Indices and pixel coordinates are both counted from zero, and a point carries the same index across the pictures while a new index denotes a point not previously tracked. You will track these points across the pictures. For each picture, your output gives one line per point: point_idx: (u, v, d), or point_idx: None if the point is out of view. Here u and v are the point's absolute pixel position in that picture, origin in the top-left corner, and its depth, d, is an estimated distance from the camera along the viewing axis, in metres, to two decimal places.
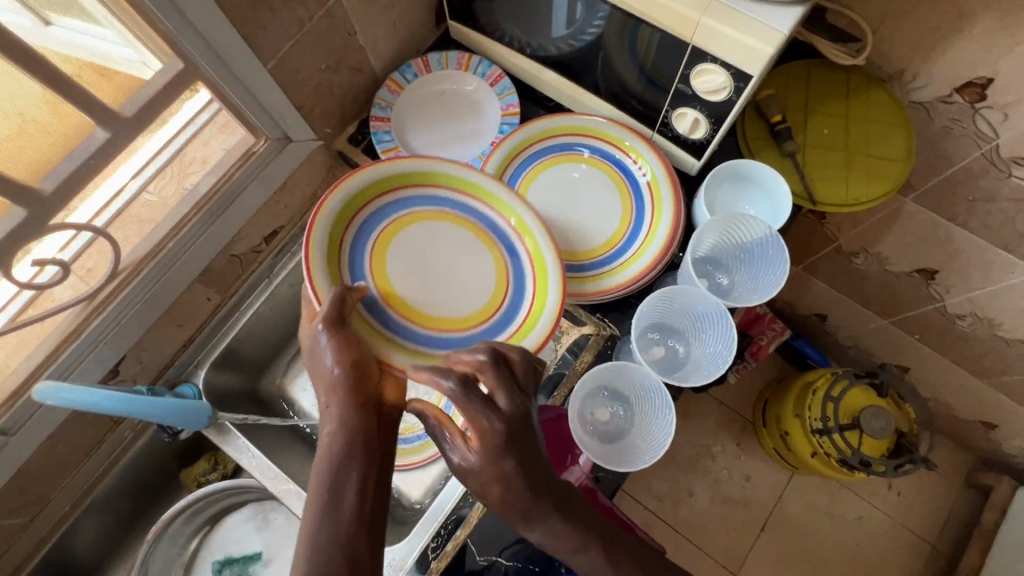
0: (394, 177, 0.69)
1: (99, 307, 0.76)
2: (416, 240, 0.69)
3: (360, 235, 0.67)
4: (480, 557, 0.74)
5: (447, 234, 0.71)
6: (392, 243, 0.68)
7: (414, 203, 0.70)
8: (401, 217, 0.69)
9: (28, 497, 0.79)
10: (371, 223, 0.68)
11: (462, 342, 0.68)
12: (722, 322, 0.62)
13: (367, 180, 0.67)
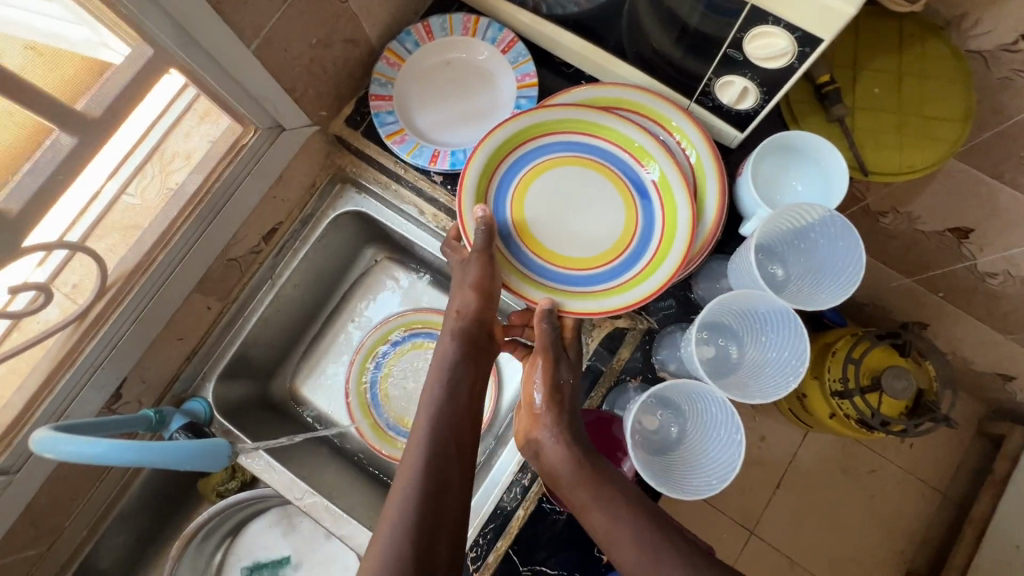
0: (533, 126, 0.70)
1: (90, 329, 0.69)
2: (552, 185, 0.71)
3: (503, 184, 0.71)
4: (524, 567, 0.70)
5: (582, 177, 0.71)
6: (531, 189, 0.71)
7: (554, 147, 0.71)
8: (537, 165, 0.71)
9: (41, 529, 0.75)
10: (516, 167, 0.71)
11: (592, 279, 0.70)
12: (791, 329, 0.57)
13: (508, 130, 0.69)
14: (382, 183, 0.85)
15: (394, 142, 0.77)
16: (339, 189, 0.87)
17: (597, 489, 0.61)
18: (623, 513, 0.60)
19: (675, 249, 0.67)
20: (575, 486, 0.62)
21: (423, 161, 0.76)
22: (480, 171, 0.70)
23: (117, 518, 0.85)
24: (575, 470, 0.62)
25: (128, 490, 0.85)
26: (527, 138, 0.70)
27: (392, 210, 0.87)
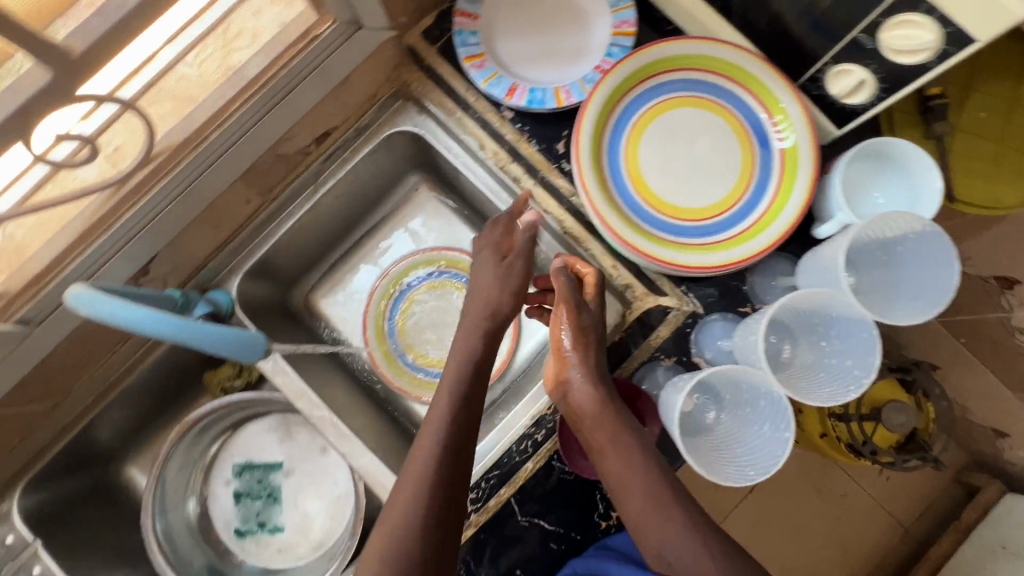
0: (640, 69, 0.67)
1: (128, 198, 0.67)
2: (663, 131, 0.68)
3: (614, 136, 0.68)
4: (521, 518, 0.69)
5: (693, 122, 0.68)
6: (643, 136, 0.68)
7: (659, 92, 0.68)
8: (645, 111, 0.68)
9: (52, 387, 0.75)
10: (624, 117, 0.68)
11: (715, 229, 0.65)
12: (867, 344, 0.55)
13: (619, 75, 0.66)
14: (447, 109, 0.80)
15: (472, 66, 0.72)
16: (400, 105, 0.82)
17: (615, 436, 0.60)
18: (637, 466, 0.59)
19: (795, 197, 0.64)
20: (592, 431, 0.61)
21: (499, 92, 0.71)
22: (598, 110, 0.66)
23: (120, 395, 0.84)
24: (592, 416, 0.61)
25: (137, 368, 0.84)
26: (645, 78, 0.67)
27: (450, 137, 0.82)
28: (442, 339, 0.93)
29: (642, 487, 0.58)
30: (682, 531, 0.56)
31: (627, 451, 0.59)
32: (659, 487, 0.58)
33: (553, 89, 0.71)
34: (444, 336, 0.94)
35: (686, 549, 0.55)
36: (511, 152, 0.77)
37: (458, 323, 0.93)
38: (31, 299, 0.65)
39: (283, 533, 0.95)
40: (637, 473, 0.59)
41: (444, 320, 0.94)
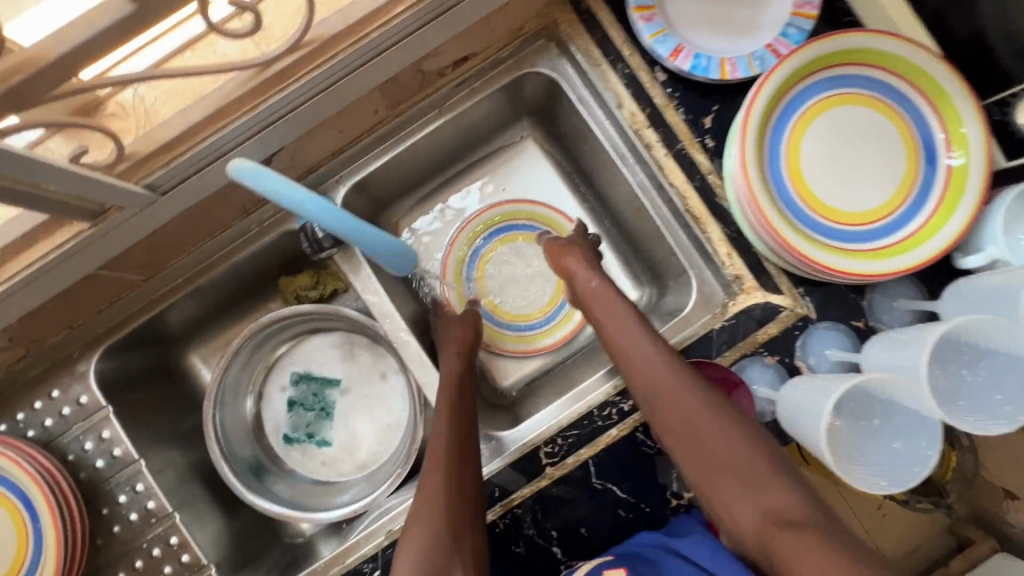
0: (823, 56, 0.62)
1: (275, 81, 0.63)
2: (828, 125, 0.64)
3: (779, 121, 0.64)
4: (596, 480, 0.70)
5: (860, 121, 0.64)
6: (807, 128, 0.64)
7: (833, 85, 0.64)
8: (814, 102, 0.64)
9: (150, 259, 0.74)
10: (793, 104, 0.64)
11: (862, 237, 0.63)
12: None
13: (802, 57, 0.62)
14: (593, 59, 0.76)
15: (640, 18, 0.70)
16: (542, 45, 0.79)
17: (615, 315, 0.71)
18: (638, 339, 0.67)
19: (954, 219, 0.61)
20: (603, 316, 0.72)
21: (663, 50, 0.69)
22: (777, 85, 0.62)
23: (198, 287, 0.81)
24: (609, 312, 0.72)
25: (224, 263, 0.81)
26: (831, 64, 0.63)
27: (587, 88, 0.78)
28: (522, 291, 0.92)
29: (643, 358, 0.66)
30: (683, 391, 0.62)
31: (627, 328, 0.69)
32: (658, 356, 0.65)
33: (719, 59, 0.68)
34: (522, 290, 0.92)
35: (677, 398, 0.62)
36: (653, 116, 0.74)
37: (540, 275, 0.92)
38: (164, 165, 0.62)
39: (330, 447, 0.96)
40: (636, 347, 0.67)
41: (524, 271, 0.92)
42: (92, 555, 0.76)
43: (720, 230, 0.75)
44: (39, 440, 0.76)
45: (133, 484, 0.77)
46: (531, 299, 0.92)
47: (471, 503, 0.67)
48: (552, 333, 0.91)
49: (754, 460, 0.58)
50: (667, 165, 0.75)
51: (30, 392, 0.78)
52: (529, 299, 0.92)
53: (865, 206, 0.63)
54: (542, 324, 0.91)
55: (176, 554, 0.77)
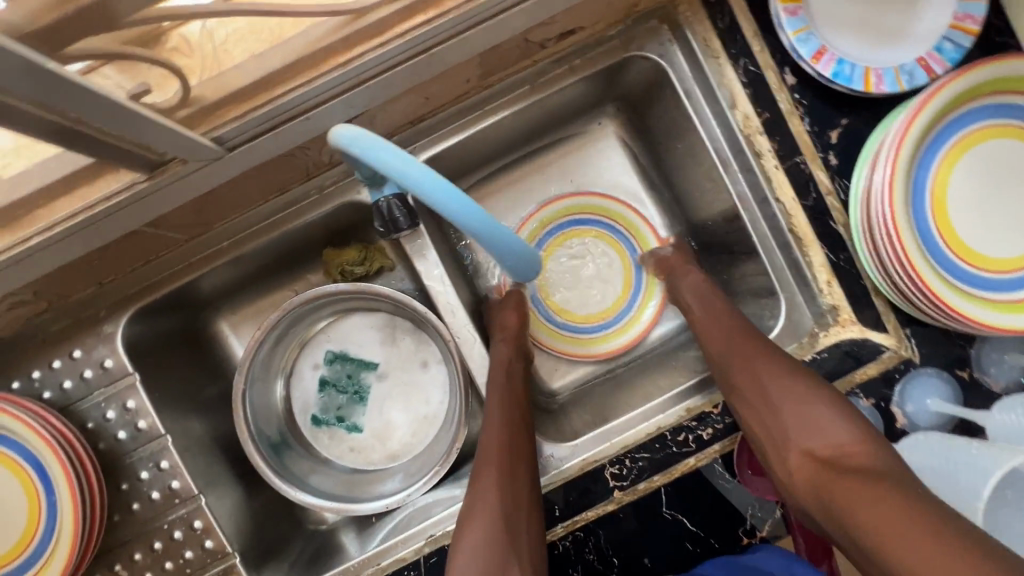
0: (994, 80, 0.56)
1: (373, 34, 0.54)
2: (983, 159, 0.58)
3: (930, 148, 0.58)
4: (664, 510, 0.66)
5: (1018, 159, 0.58)
6: (959, 158, 0.58)
7: (995, 115, 0.57)
8: (973, 130, 0.57)
9: (198, 218, 0.66)
10: (950, 130, 0.57)
11: (998, 285, 0.58)
12: None
13: (973, 79, 0.55)
14: (711, 49, 0.68)
15: (784, 9, 0.63)
16: (654, 27, 0.70)
17: (716, 319, 0.69)
18: (738, 344, 0.65)
19: None
20: (703, 320, 0.71)
21: (805, 50, 0.62)
22: (942, 107, 0.55)
23: (243, 253, 0.74)
24: (708, 317, 0.70)
25: (276, 230, 0.73)
26: (1001, 91, 0.57)
27: (698, 80, 0.70)
28: (584, 292, 0.86)
29: (746, 363, 0.64)
30: (789, 397, 0.60)
31: (725, 334, 0.67)
32: (761, 360, 0.63)
33: (864, 68, 0.62)
34: (583, 291, 0.86)
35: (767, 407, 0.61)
36: (771, 121, 0.67)
37: (604, 276, 0.86)
38: (238, 116, 0.54)
39: (360, 433, 0.90)
40: (735, 353, 0.65)
41: (588, 269, 0.86)
42: (108, 532, 0.70)
43: (825, 256, 0.68)
44: (56, 403, 0.69)
45: (157, 460, 0.71)
46: (593, 301, 0.86)
47: (528, 498, 0.63)
48: (614, 339, 0.84)
49: (870, 465, 0.53)
50: (777, 178, 0.68)
51: (49, 349, 0.70)
52: (590, 301, 0.86)
53: (1005, 252, 0.58)
54: (603, 328, 0.85)
55: (198, 539, 0.71)
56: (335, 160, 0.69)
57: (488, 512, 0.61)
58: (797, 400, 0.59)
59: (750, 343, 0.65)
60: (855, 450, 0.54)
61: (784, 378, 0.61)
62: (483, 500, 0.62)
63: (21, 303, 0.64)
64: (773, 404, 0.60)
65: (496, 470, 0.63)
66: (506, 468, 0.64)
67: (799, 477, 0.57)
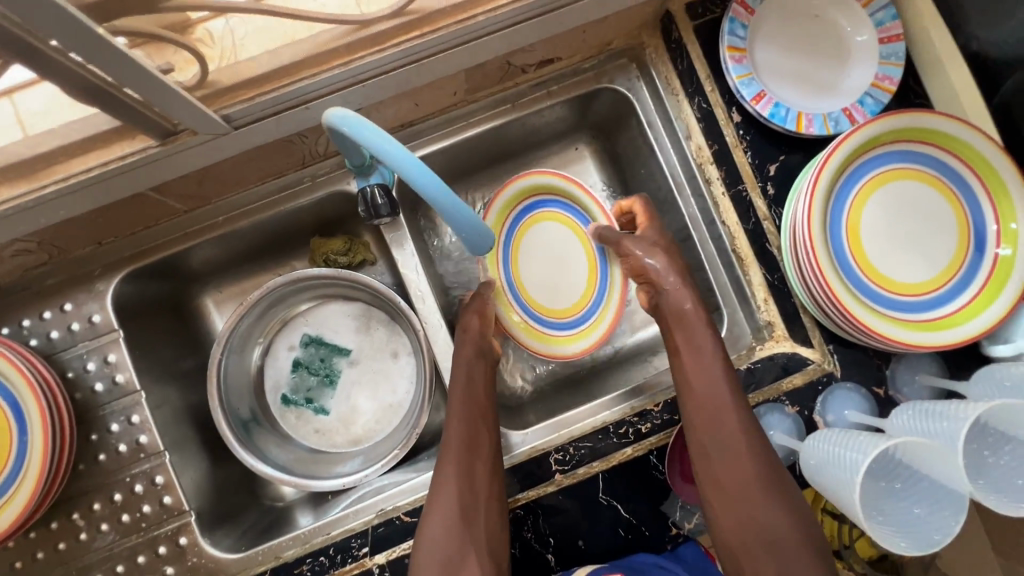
0: (898, 130, 0.65)
1: (374, 42, 0.63)
2: (890, 196, 0.67)
3: (847, 184, 0.66)
4: (601, 495, 0.70)
5: (920, 199, 0.67)
6: (870, 196, 0.67)
7: (900, 161, 0.66)
8: (881, 172, 0.66)
9: (198, 190, 0.72)
10: (863, 170, 0.66)
11: (903, 306, 0.65)
12: None
13: (880, 128, 0.64)
14: (672, 86, 0.78)
15: (731, 58, 0.72)
16: (624, 64, 0.80)
17: (691, 341, 0.69)
18: (709, 371, 0.67)
19: (995, 308, 0.63)
20: (678, 338, 0.71)
21: (748, 92, 0.72)
22: (854, 150, 0.64)
23: (236, 229, 0.80)
24: (684, 334, 0.70)
25: (270, 210, 0.80)
26: (905, 138, 0.65)
27: (659, 112, 0.80)
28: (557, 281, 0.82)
29: (715, 395, 0.66)
30: (737, 436, 0.63)
31: (698, 358, 0.68)
32: (727, 397, 0.65)
33: (797, 111, 0.71)
34: (556, 282, 0.82)
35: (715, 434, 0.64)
36: (719, 152, 0.76)
37: (573, 261, 0.83)
38: (246, 100, 0.62)
39: (327, 416, 0.94)
40: (709, 380, 0.66)
41: (559, 256, 0.83)
42: (72, 480, 0.73)
43: (762, 275, 0.76)
44: (40, 351, 0.74)
45: (128, 415, 0.75)
46: (564, 290, 0.82)
47: (487, 492, 0.66)
48: (595, 327, 0.81)
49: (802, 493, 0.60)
50: (723, 202, 0.76)
51: (40, 300, 0.75)
52: (562, 291, 0.82)
53: (910, 278, 0.66)
54: (580, 321, 0.82)
55: (157, 495, 0.74)
56: (331, 152, 0.77)
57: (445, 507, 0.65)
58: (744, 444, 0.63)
59: (717, 374, 0.67)
60: (769, 507, 0.60)
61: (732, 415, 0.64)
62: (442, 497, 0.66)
63: (25, 252, 0.69)
64: (720, 440, 0.64)
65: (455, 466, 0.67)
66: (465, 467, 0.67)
67: (726, 510, 0.62)
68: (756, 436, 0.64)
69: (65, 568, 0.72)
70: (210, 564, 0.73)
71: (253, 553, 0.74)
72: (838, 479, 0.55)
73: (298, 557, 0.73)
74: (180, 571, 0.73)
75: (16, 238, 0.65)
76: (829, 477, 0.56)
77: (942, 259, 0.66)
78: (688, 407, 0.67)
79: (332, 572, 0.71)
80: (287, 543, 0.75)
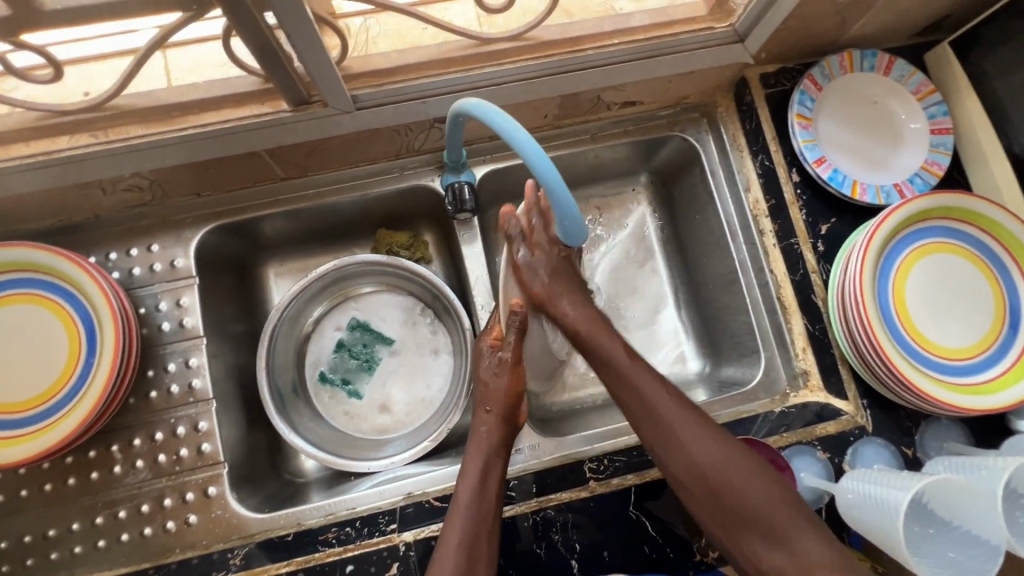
0: (949, 208, 0.71)
1: (494, 57, 0.72)
2: (936, 265, 0.72)
3: (898, 247, 0.72)
4: (630, 509, 0.72)
5: (963, 273, 0.72)
6: (917, 262, 0.72)
7: (947, 236, 0.73)
8: (930, 242, 0.72)
9: (300, 161, 0.79)
10: (914, 238, 0.72)
11: (942, 368, 0.69)
12: None
13: (933, 202, 0.71)
14: (737, 143, 0.86)
15: (798, 124, 0.81)
16: (695, 118, 0.89)
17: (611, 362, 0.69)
18: (651, 388, 0.66)
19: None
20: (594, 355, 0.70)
21: (810, 156, 0.80)
22: (907, 220, 0.71)
23: (319, 204, 0.86)
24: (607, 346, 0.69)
25: (353, 192, 0.86)
26: (952, 216, 0.72)
27: (722, 164, 0.87)
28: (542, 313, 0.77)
29: (664, 414, 0.65)
30: (708, 447, 0.63)
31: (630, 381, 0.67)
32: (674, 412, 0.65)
33: (853, 179, 0.79)
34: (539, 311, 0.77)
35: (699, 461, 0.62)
36: (775, 207, 0.82)
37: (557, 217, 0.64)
38: (375, 85, 0.70)
39: (359, 400, 0.96)
40: (651, 398, 0.66)
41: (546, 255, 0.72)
42: (119, 412, 0.75)
43: (804, 325, 0.80)
44: (120, 283, 0.79)
45: (186, 357, 0.78)
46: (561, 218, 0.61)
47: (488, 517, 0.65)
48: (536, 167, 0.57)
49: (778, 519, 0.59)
50: (775, 253, 0.82)
51: (128, 238, 0.80)
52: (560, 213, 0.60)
53: (949, 343, 0.71)
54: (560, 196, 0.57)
55: (196, 440, 0.76)
56: (423, 149, 0.84)
57: (461, 547, 0.62)
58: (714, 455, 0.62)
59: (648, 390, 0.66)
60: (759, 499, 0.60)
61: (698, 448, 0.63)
62: (456, 539, 0.63)
63: (134, 190, 0.75)
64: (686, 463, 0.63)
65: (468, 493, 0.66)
66: (480, 509, 0.65)
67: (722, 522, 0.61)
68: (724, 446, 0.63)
69: (92, 498, 0.73)
70: (232, 519, 0.74)
71: (277, 515, 0.74)
72: (875, 517, 0.57)
73: (321, 527, 0.73)
74: (202, 521, 0.73)
75: (135, 173, 0.72)
76: (864, 514, 0.59)
77: (980, 331, 0.71)
78: (644, 431, 0.66)
79: (358, 542, 0.72)
80: (311, 511, 0.75)
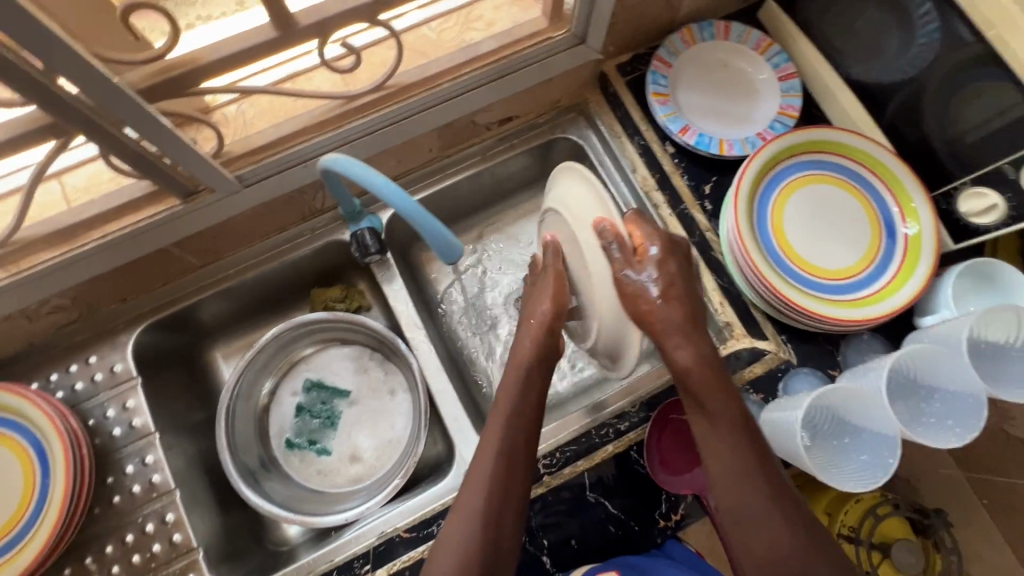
0: (803, 145, 0.77)
1: (358, 109, 0.77)
2: (808, 197, 0.77)
3: (769, 188, 0.77)
4: (589, 494, 0.74)
5: (835, 200, 0.78)
6: (789, 198, 0.77)
7: (814, 169, 0.78)
8: (798, 177, 0.78)
9: (212, 245, 0.83)
10: (780, 177, 0.77)
11: (832, 289, 0.74)
12: (971, 408, 0.57)
13: (788, 142, 0.76)
14: (614, 129, 0.92)
15: (657, 101, 0.87)
16: (573, 117, 0.95)
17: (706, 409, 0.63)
18: (758, 484, 0.58)
19: (908, 287, 0.72)
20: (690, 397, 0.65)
21: (674, 127, 0.86)
22: (767, 162, 0.76)
23: (242, 280, 0.90)
24: (727, 457, 0.60)
25: (273, 262, 0.91)
26: (809, 150, 0.78)
27: (606, 153, 0.92)
28: (581, 272, 0.70)
29: (738, 466, 0.59)
30: (772, 505, 0.57)
31: (712, 428, 0.62)
32: (752, 465, 0.59)
33: (719, 139, 0.85)
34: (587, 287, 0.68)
35: (762, 517, 0.57)
36: (661, 179, 0.87)
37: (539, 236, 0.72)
38: (255, 162, 0.75)
39: (328, 456, 0.98)
40: (729, 449, 0.60)
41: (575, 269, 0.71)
42: (87, 524, 0.77)
43: (714, 281, 0.83)
44: (65, 401, 0.82)
45: (142, 456, 0.81)
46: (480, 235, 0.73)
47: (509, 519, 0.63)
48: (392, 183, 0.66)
49: None
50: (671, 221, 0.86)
51: (67, 356, 0.84)
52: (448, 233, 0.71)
53: (834, 266, 0.75)
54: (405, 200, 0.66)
55: (167, 533, 0.78)
56: (326, 207, 0.89)
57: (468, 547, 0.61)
58: (773, 507, 0.57)
59: (768, 491, 0.58)
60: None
61: (767, 503, 0.57)
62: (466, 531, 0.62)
63: (60, 309, 0.79)
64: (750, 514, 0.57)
65: (487, 472, 0.65)
66: (508, 453, 0.66)
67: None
68: (792, 506, 0.57)
69: None
70: None
71: None
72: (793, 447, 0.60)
73: None
74: None
75: (54, 295, 0.76)
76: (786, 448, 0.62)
77: (859, 249, 0.76)
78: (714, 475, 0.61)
79: None
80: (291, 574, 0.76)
